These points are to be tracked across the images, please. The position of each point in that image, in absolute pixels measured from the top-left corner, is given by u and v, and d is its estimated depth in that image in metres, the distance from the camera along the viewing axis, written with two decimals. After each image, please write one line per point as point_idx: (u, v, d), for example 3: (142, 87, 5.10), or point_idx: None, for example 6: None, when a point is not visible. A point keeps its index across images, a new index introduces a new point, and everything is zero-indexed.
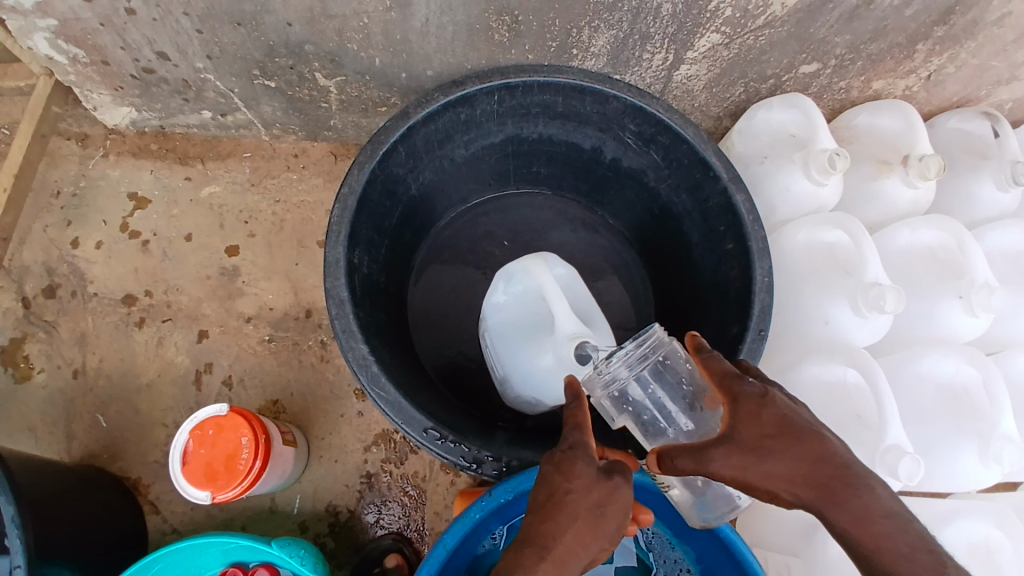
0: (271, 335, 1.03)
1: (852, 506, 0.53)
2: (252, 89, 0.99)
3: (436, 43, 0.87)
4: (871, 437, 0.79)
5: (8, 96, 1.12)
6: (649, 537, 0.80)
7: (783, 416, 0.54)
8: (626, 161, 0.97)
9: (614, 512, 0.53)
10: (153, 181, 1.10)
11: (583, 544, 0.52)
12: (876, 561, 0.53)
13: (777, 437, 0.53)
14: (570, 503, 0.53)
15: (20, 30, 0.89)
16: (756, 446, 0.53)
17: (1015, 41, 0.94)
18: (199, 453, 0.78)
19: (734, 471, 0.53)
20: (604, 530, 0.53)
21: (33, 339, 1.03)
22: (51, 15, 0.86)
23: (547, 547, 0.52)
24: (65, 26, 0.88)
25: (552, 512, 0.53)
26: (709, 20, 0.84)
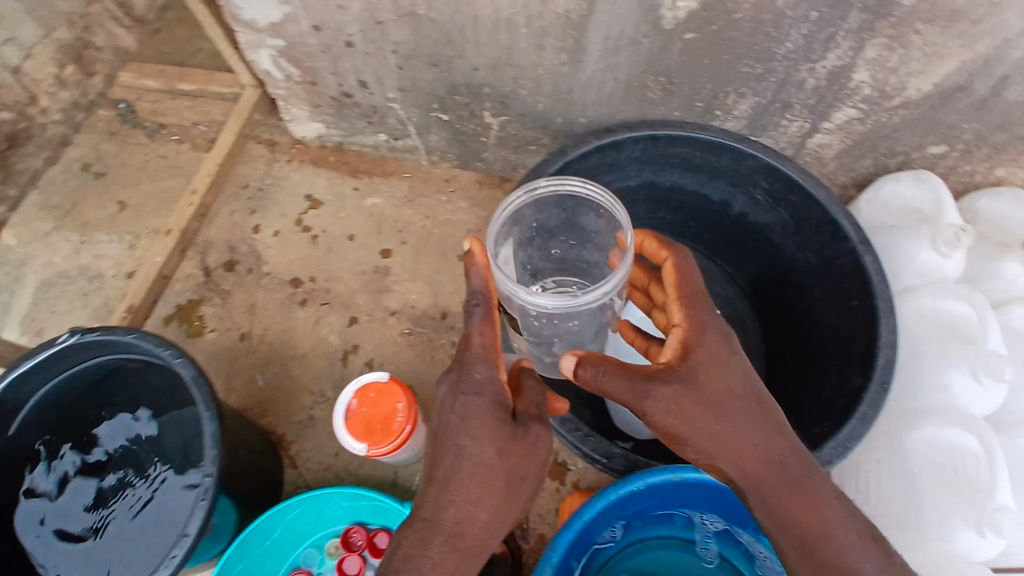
0: (410, 329, 1.17)
1: (800, 494, 0.64)
2: (427, 119, 1.16)
3: (596, 95, 1.00)
4: (982, 498, 0.81)
5: (215, 101, 1.35)
6: (762, 560, 0.87)
7: (718, 377, 0.64)
8: (753, 217, 1.06)
9: (521, 461, 0.64)
10: (327, 187, 1.30)
11: (495, 506, 0.63)
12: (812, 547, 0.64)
13: (709, 387, 0.63)
14: (482, 471, 0.62)
15: (250, 44, 1.09)
16: (686, 399, 0.63)
17: None
18: (360, 410, 0.91)
19: (669, 411, 0.63)
20: (513, 489, 0.63)
21: (209, 302, 1.21)
22: (281, 37, 1.05)
23: (461, 531, 0.62)
24: (289, 47, 1.07)
25: (465, 481, 0.62)
26: (848, 96, 0.93)
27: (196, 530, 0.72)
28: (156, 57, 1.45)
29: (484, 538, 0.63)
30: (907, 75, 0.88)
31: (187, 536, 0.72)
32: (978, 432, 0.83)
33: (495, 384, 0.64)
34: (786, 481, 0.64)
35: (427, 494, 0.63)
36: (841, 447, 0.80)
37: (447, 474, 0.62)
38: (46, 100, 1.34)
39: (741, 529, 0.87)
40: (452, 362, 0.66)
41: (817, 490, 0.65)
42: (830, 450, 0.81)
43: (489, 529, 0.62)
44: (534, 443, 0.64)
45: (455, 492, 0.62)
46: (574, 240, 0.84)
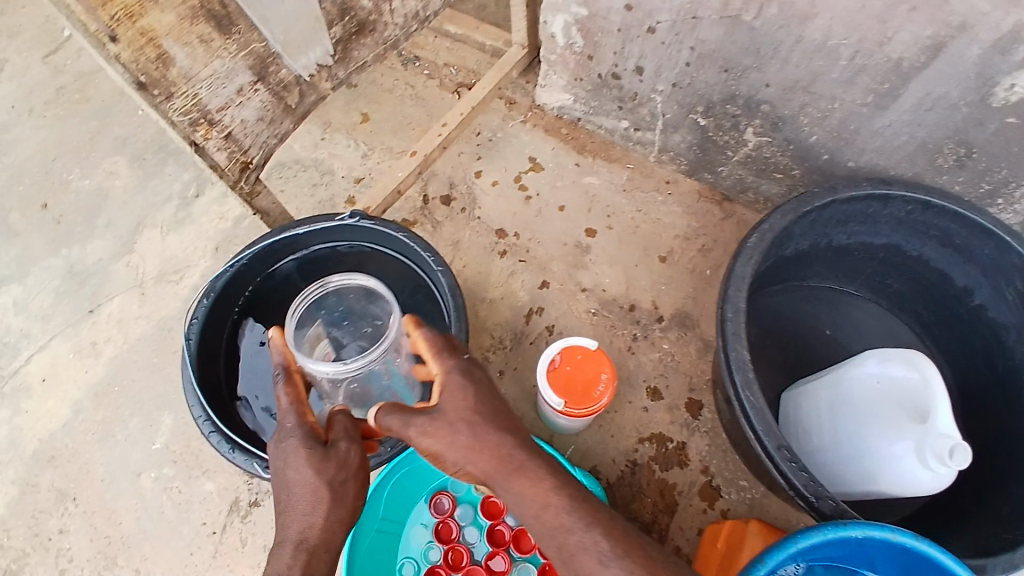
0: (596, 310, 1.19)
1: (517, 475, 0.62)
2: (682, 119, 1.18)
3: (879, 143, 1.00)
4: None
5: (469, 49, 1.47)
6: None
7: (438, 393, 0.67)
8: (993, 313, 1.02)
9: (350, 485, 0.66)
10: (551, 155, 1.34)
11: (328, 514, 0.64)
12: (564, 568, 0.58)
13: (453, 410, 0.64)
14: (325, 482, 0.64)
15: (552, 8, 1.15)
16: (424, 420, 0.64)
17: None
18: (564, 366, 0.92)
19: (427, 428, 0.64)
20: (345, 500, 0.65)
21: (421, 226, 1.27)
22: (587, 8, 1.11)
23: (308, 537, 0.63)
24: (589, 18, 1.12)
25: (314, 494, 0.64)
26: None
27: None
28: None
29: (332, 541, 0.64)
30: None
31: None
32: None
33: (303, 428, 0.67)
34: (512, 465, 0.62)
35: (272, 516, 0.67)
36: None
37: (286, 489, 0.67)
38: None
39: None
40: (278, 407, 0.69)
41: (527, 472, 0.62)
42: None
43: (328, 534, 0.63)
44: (346, 456, 0.66)
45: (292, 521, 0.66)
46: (353, 293, 0.91)
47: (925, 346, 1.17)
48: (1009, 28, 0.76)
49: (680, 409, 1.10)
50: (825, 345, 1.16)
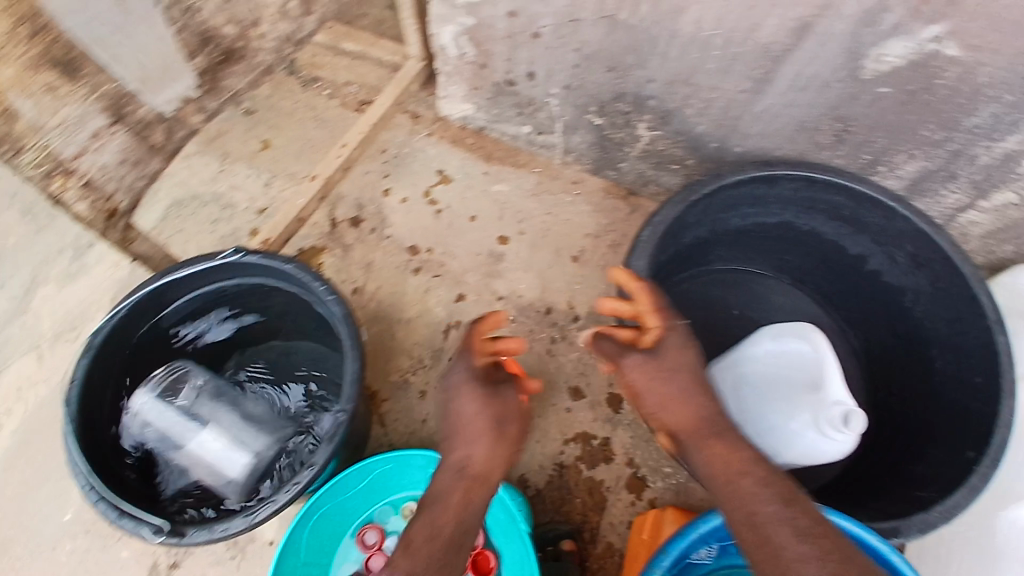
0: (514, 317, 1.19)
1: (721, 441, 0.75)
2: (579, 120, 1.19)
3: (762, 129, 1.02)
4: None
5: (369, 64, 1.41)
6: None
7: (685, 380, 0.79)
8: (886, 276, 1.07)
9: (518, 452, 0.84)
10: (459, 165, 1.32)
11: (485, 486, 0.81)
12: (750, 515, 0.67)
13: (666, 358, 0.80)
14: (484, 463, 0.82)
15: (439, 19, 1.12)
16: (682, 380, 0.79)
17: None
18: (476, 382, 0.92)
19: (638, 365, 0.80)
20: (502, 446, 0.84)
21: (330, 252, 1.24)
22: (473, 16, 1.07)
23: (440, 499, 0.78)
24: (476, 27, 1.09)
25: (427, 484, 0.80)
26: (1015, 181, 0.93)
27: (323, 463, 0.78)
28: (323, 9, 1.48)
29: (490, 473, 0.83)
30: None
31: (312, 466, 0.78)
32: None
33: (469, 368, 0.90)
34: (715, 434, 0.76)
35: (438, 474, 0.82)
36: (947, 512, 0.82)
37: (464, 455, 0.83)
38: (267, 26, 1.37)
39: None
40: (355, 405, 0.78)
41: (732, 446, 0.75)
42: (934, 513, 0.82)
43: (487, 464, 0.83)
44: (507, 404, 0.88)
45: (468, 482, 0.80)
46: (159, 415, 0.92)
47: (830, 317, 1.21)
48: (872, 2, 0.77)
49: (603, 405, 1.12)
50: (735, 323, 1.20)
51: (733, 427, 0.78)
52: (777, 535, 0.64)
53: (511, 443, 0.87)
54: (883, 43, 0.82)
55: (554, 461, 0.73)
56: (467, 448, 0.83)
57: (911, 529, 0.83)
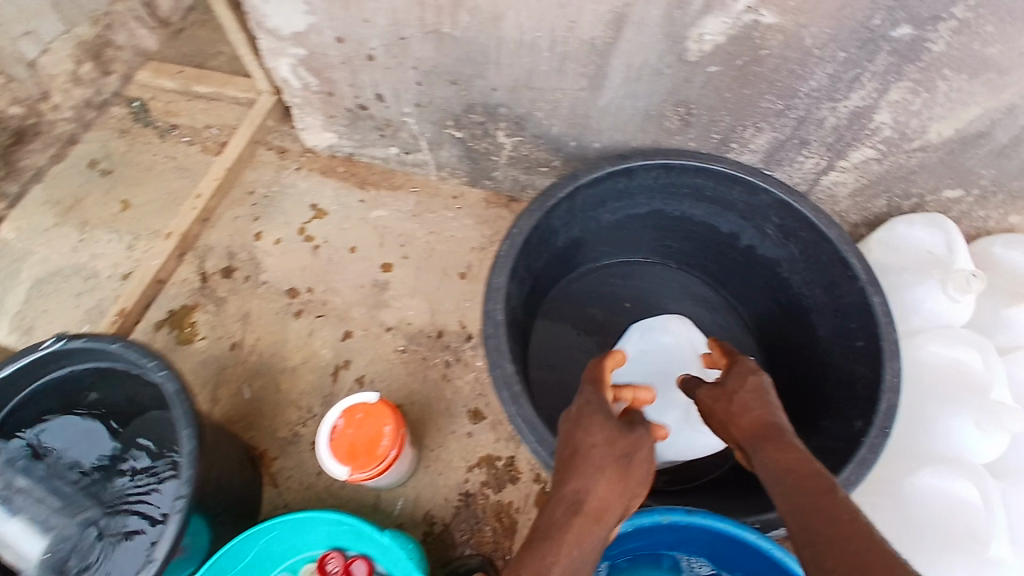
0: (405, 346, 1.15)
1: (779, 443, 0.64)
2: (440, 135, 1.15)
3: (612, 122, 1.00)
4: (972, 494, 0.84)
5: (224, 104, 1.38)
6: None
7: (750, 393, 0.71)
8: (761, 250, 1.05)
9: (639, 460, 0.71)
10: (333, 197, 1.27)
11: (616, 490, 0.69)
12: (801, 504, 0.57)
13: (734, 373, 0.74)
14: (595, 452, 0.71)
15: (271, 51, 1.07)
16: (744, 398, 0.70)
17: None
18: (345, 431, 0.88)
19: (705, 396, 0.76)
20: (630, 475, 0.70)
21: (203, 309, 1.20)
22: (303, 46, 1.04)
23: (580, 504, 0.67)
24: (310, 57, 1.06)
25: (577, 462, 0.70)
26: (868, 136, 0.90)
27: (163, 557, 0.74)
28: (178, 58, 1.45)
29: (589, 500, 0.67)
30: (928, 119, 0.86)
31: (154, 561, 0.75)
32: (973, 476, 0.85)
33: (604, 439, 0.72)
34: (772, 434, 0.65)
35: (548, 511, 0.67)
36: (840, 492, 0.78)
37: (581, 487, 0.68)
38: (58, 97, 1.32)
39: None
40: (566, 452, 0.72)
41: (784, 442, 0.64)
42: None
43: (611, 500, 0.68)
44: (637, 439, 0.72)
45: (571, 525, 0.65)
46: None
47: (719, 295, 1.19)
48: None
49: (504, 424, 1.10)
50: (627, 318, 1.17)
51: (793, 435, 0.66)
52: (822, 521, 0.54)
53: (639, 489, 0.71)
54: (701, 21, 0.78)
55: (566, 486, 0.69)
56: (589, 482, 0.68)
57: None
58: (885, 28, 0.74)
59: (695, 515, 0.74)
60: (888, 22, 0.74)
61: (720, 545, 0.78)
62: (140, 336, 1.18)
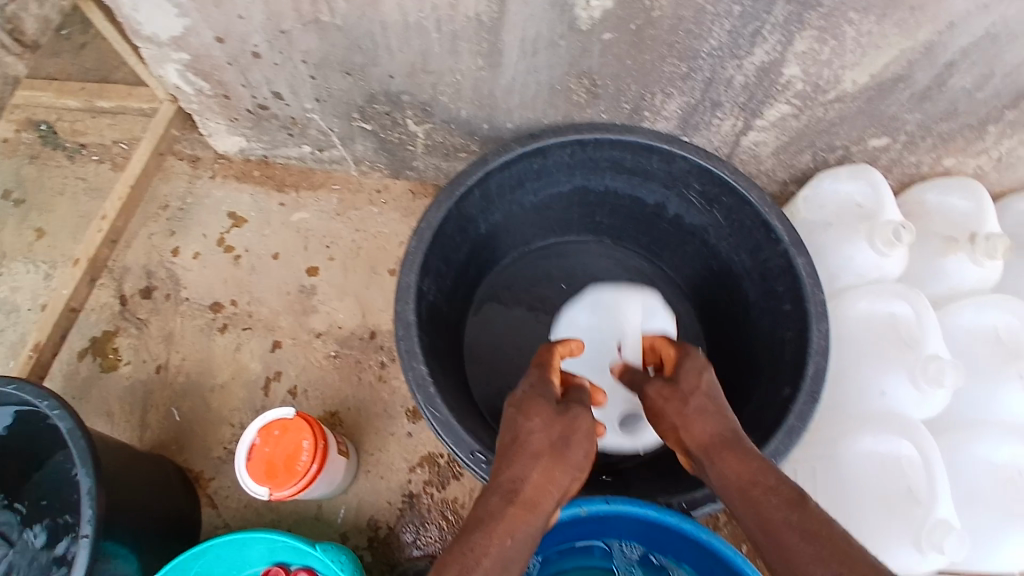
0: (336, 351, 1.11)
1: (734, 453, 0.61)
2: (350, 129, 1.10)
3: (519, 99, 0.95)
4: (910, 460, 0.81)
5: (130, 116, 1.30)
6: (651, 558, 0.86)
7: (704, 395, 0.66)
8: (688, 219, 1.02)
9: (577, 441, 0.64)
10: (251, 203, 1.21)
11: (552, 476, 0.62)
12: (767, 523, 0.55)
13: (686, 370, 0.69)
14: (530, 437, 0.64)
15: (155, 59, 1.01)
16: (699, 401, 0.66)
17: None
18: (263, 449, 0.85)
19: (658, 395, 0.69)
20: (569, 457, 0.63)
21: (125, 332, 1.15)
22: (185, 51, 0.98)
23: (516, 491, 0.61)
24: (195, 60, 1.00)
25: (517, 447, 0.63)
26: (780, 92, 0.87)
27: None
28: (79, 73, 1.33)
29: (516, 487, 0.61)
30: (840, 67, 0.82)
31: None
32: (914, 437, 0.80)
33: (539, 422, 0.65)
34: (726, 443, 0.62)
35: (483, 498, 0.61)
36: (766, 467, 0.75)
37: (519, 474, 0.62)
38: None
39: (663, 554, 0.84)
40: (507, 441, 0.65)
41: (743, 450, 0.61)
42: None
43: (546, 488, 0.61)
44: (574, 419, 0.65)
45: (506, 512, 0.59)
46: None
47: (658, 267, 1.15)
48: None
49: None
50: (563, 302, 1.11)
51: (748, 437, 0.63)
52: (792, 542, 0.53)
53: (578, 470, 0.64)
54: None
55: (503, 479, 0.62)
56: (525, 467, 0.62)
57: None
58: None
59: (612, 503, 0.74)
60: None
61: (645, 528, 0.79)
62: (64, 367, 1.13)
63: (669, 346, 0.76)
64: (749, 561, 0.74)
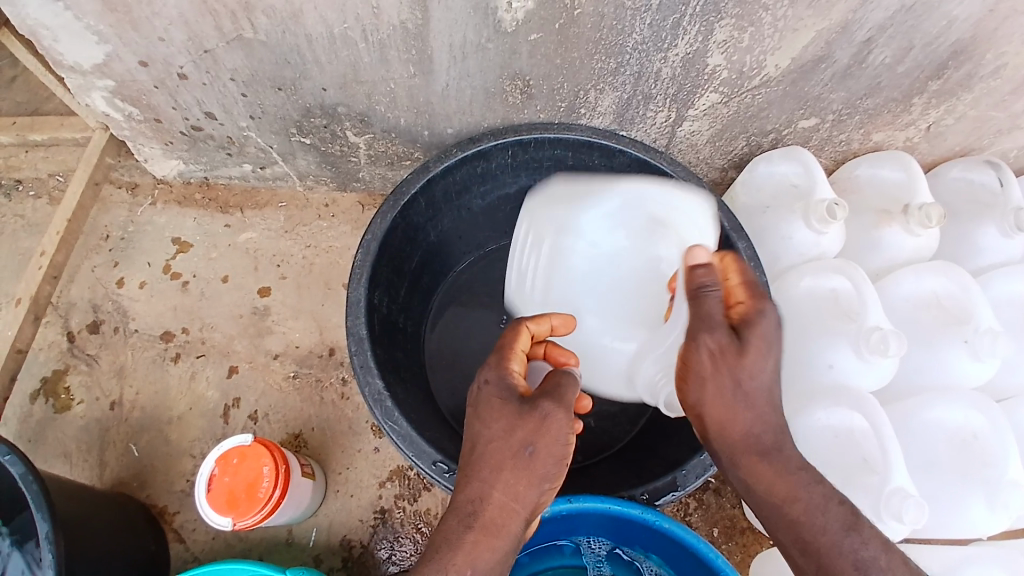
0: (296, 372, 1.09)
1: (770, 460, 0.64)
2: (290, 145, 1.08)
3: (456, 105, 0.95)
4: (867, 432, 0.83)
5: (64, 147, 1.26)
6: (620, 548, 0.88)
7: (756, 383, 0.62)
8: None
9: (541, 452, 0.62)
10: (195, 227, 1.18)
11: (517, 491, 0.62)
12: (808, 541, 0.63)
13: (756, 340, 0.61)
14: (494, 451, 0.62)
15: (80, 88, 0.97)
16: (755, 385, 0.62)
17: (1012, 92, 0.94)
18: (222, 480, 0.84)
19: (715, 352, 0.61)
20: (535, 469, 0.62)
21: (75, 370, 1.11)
22: (110, 77, 0.94)
23: (474, 515, 0.62)
24: (121, 86, 0.96)
25: (478, 462, 0.63)
26: (707, 81, 0.89)
27: None
28: (10, 106, 1.30)
29: (480, 504, 0.62)
30: (761, 53, 0.84)
31: None
32: (865, 410, 0.83)
33: (505, 427, 0.63)
34: (760, 451, 0.64)
35: (442, 520, 0.62)
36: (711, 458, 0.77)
37: (478, 494, 0.62)
38: None
39: (631, 547, 0.87)
40: (466, 450, 0.65)
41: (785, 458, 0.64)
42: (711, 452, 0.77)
43: (506, 507, 0.62)
44: (542, 420, 0.62)
45: (468, 540, 0.60)
46: None
47: None
48: None
49: None
50: None
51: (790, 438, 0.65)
52: (838, 564, 0.62)
53: (547, 475, 0.63)
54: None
55: (465, 495, 0.63)
56: (485, 485, 0.62)
57: (688, 477, 0.77)
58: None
59: (575, 501, 0.75)
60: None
61: (610, 521, 0.81)
62: (17, 412, 1.09)
63: (738, 291, 0.65)
64: (712, 544, 0.76)
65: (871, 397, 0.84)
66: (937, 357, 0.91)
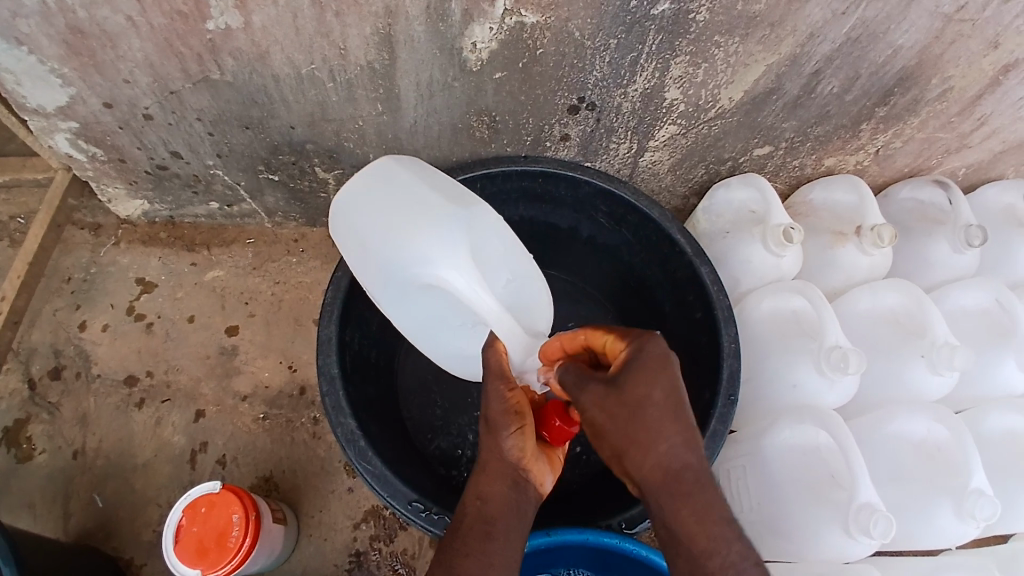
0: (266, 413, 1.07)
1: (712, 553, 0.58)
2: (257, 182, 1.07)
3: (424, 139, 0.97)
4: (831, 453, 0.85)
5: (25, 188, 1.22)
6: None
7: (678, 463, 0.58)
8: (602, 240, 1.01)
9: (493, 406, 0.64)
10: (161, 266, 1.16)
11: (495, 442, 0.65)
12: None
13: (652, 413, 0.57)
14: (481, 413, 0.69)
15: (42, 130, 0.96)
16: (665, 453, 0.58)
17: (955, 115, 0.99)
18: (191, 530, 0.81)
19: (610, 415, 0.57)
20: (496, 425, 0.64)
21: (36, 419, 1.06)
22: (74, 118, 0.93)
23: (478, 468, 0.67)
24: (85, 127, 0.95)
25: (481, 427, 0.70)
26: (665, 114, 0.93)
27: None
28: None
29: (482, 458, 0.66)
30: (716, 87, 0.88)
31: None
32: (831, 428, 0.85)
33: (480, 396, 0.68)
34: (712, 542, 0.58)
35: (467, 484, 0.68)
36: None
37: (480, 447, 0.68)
38: None
39: None
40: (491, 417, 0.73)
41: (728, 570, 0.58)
42: None
43: (491, 453, 0.65)
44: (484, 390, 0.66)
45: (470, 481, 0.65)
46: None
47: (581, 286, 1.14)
48: None
49: None
50: None
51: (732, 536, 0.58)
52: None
53: (511, 422, 0.64)
54: (468, 31, 0.77)
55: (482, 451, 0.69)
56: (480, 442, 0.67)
57: None
58: (643, 8, 0.74)
59: (555, 534, 0.76)
60: (645, 2, 0.74)
61: (593, 553, 0.81)
62: None
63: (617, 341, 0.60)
64: None
65: (837, 418, 0.86)
66: (894, 374, 0.95)
